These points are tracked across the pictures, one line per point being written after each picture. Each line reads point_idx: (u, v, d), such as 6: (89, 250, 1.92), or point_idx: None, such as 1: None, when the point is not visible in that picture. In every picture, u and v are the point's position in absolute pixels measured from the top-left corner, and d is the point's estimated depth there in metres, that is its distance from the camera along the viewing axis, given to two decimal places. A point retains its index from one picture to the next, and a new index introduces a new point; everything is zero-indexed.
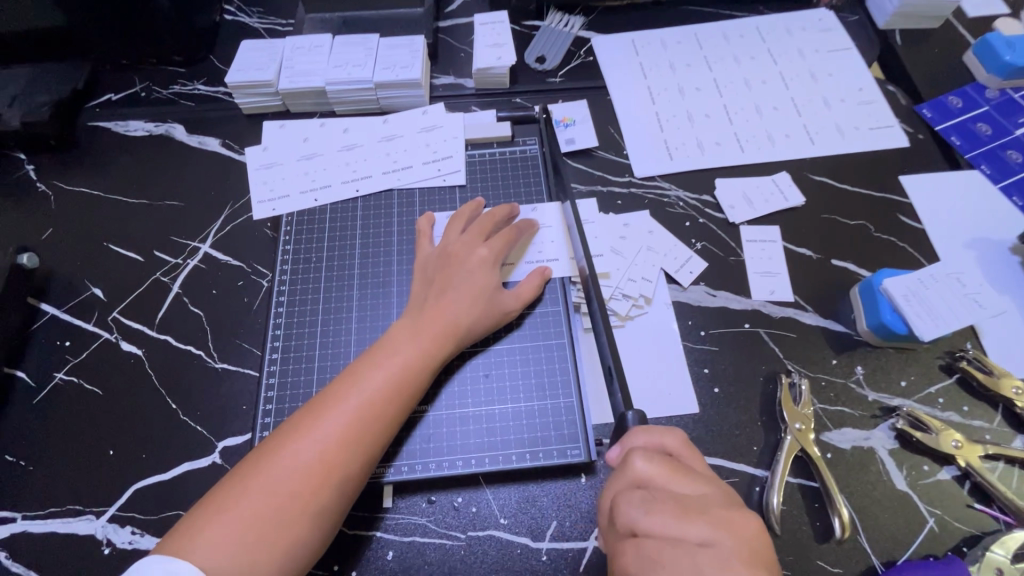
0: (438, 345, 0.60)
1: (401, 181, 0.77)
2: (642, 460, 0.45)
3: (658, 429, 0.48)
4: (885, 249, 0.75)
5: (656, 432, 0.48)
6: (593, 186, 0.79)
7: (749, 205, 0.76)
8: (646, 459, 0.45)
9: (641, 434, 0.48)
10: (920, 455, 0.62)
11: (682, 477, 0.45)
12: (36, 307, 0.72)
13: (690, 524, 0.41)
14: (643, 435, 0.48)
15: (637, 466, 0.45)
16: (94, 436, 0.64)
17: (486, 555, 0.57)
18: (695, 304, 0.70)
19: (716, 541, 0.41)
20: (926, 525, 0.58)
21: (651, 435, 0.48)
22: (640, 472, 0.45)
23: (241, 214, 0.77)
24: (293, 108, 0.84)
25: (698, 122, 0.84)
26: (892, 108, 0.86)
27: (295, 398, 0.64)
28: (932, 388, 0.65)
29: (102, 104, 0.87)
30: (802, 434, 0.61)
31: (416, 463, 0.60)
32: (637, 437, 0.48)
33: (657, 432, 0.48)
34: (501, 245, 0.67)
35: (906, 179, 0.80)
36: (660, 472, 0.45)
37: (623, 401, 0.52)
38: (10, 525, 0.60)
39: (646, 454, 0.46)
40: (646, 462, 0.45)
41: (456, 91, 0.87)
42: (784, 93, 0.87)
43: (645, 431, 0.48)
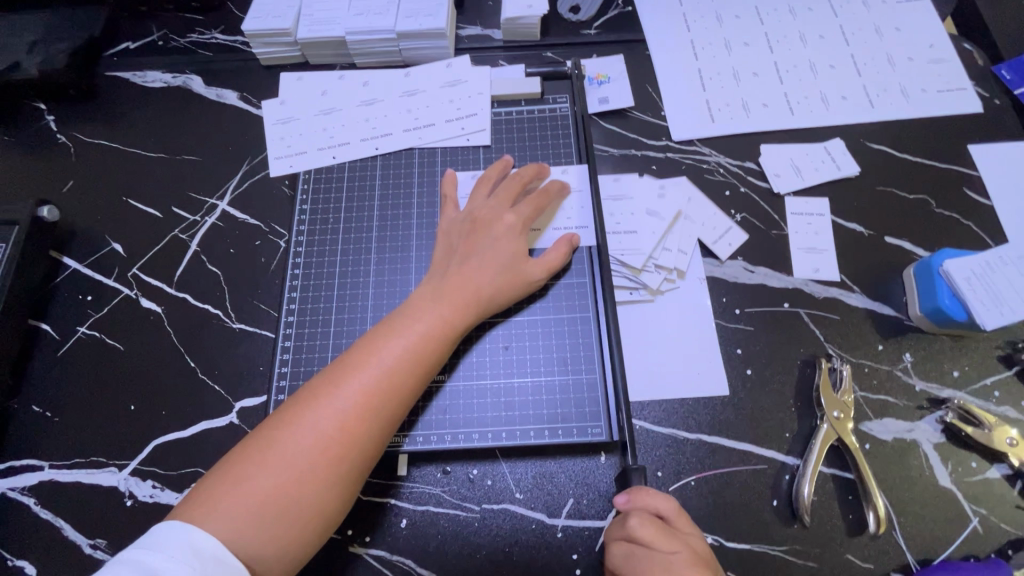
0: (460, 315, 0.57)
1: (422, 139, 0.73)
2: (636, 520, 0.48)
3: (659, 495, 0.50)
4: (946, 226, 0.68)
5: (655, 495, 0.50)
6: (627, 150, 0.73)
7: (797, 174, 0.70)
8: (639, 521, 0.48)
9: (643, 495, 0.50)
10: (968, 450, 0.57)
11: (668, 540, 0.47)
12: (59, 261, 0.72)
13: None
14: (643, 496, 0.50)
15: (630, 523, 0.48)
16: (116, 391, 0.65)
17: (500, 529, 0.57)
18: (731, 280, 0.65)
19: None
20: (969, 524, 0.55)
21: (650, 497, 0.50)
22: (631, 531, 0.48)
23: (259, 170, 0.75)
24: (313, 59, 0.80)
25: (745, 80, 0.77)
26: (966, 69, 0.77)
27: (311, 361, 0.63)
28: (988, 380, 0.60)
29: (119, 52, 0.84)
30: (839, 423, 0.57)
31: (433, 434, 0.59)
32: (636, 497, 0.50)
33: (655, 494, 0.50)
34: (529, 211, 0.63)
35: (976, 149, 0.72)
36: (648, 534, 0.47)
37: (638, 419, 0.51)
38: (38, 473, 0.61)
39: (641, 516, 0.48)
40: (639, 524, 0.48)
41: (483, 43, 0.81)
42: (844, 49, 0.79)
43: (648, 492, 0.50)
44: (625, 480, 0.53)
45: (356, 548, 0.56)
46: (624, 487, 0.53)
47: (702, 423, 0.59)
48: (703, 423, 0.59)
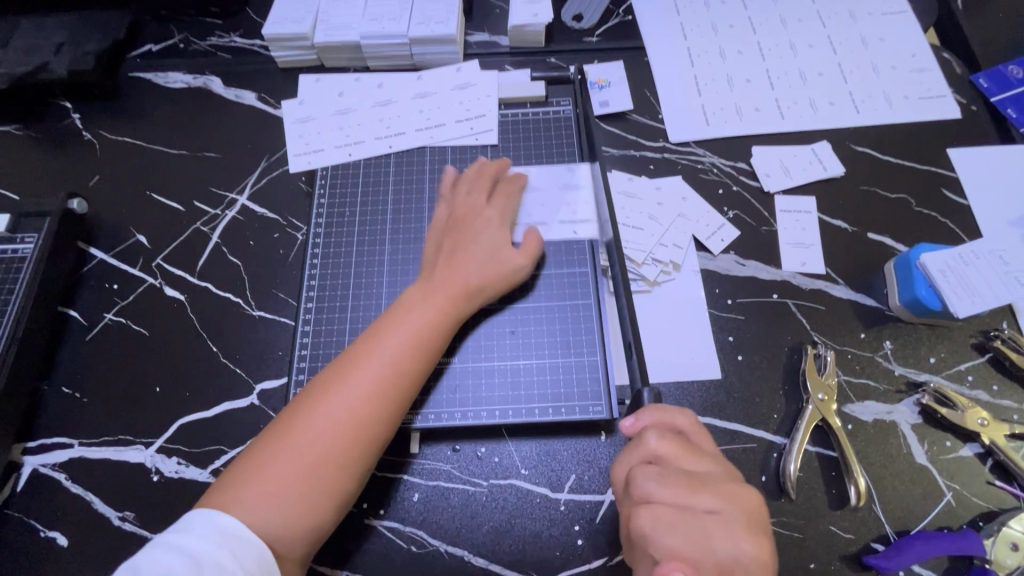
0: (452, 304, 0.61)
1: (434, 138, 0.77)
2: (656, 439, 0.47)
3: (669, 409, 0.49)
4: (925, 224, 0.72)
5: (668, 412, 0.49)
6: (626, 151, 0.78)
7: (786, 174, 0.75)
8: (659, 438, 0.47)
9: (655, 412, 0.49)
10: (943, 431, 0.62)
11: (691, 453, 0.47)
12: (86, 251, 0.75)
13: (698, 495, 0.44)
14: (655, 413, 0.49)
15: (651, 443, 0.47)
16: (142, 374, 0.69)
17: (507, 502, 0.60)
18: (724, 272, 0.70)
19: (721, 509, 0.44)
20: (943, 499, 0.59)
21: (663, 413, 0.49)
22: (653, 448, 0.47)
23: (277, 167, 0.79)
24: (329, 63, 0.84)
25: (738, 86, 0.82)
26: (945, 77, 0.82)
27: (328, 346, 0.67)
28: (962, 365, 0.65)
29: (142, 54, 0.88)
30: (824, 404, 0.61)
31: (444, 412, 0.63)
32: (651, 415, 0.49)
33: (670, 410, 0.49)
34: (502, 204, 0.68)
35: (954, 152, 0.77)
36: (671, 448, 0.47)
37: (641, 375, 0.53)
38: (68, 450, 0.65)
39: (657, 432, 0.47)
40: (658, 440, 0.47)
41: (490, 49, 0.86)
42: (831, 58, 0.83)
43: (659, 409, 0.49)
44: (637, 402, 0.53)
45: (371, 520, 0.60)
46: (635, 410, 0.52)
47: (695, 405, 0.63)
48: (696, 404, 0.63)
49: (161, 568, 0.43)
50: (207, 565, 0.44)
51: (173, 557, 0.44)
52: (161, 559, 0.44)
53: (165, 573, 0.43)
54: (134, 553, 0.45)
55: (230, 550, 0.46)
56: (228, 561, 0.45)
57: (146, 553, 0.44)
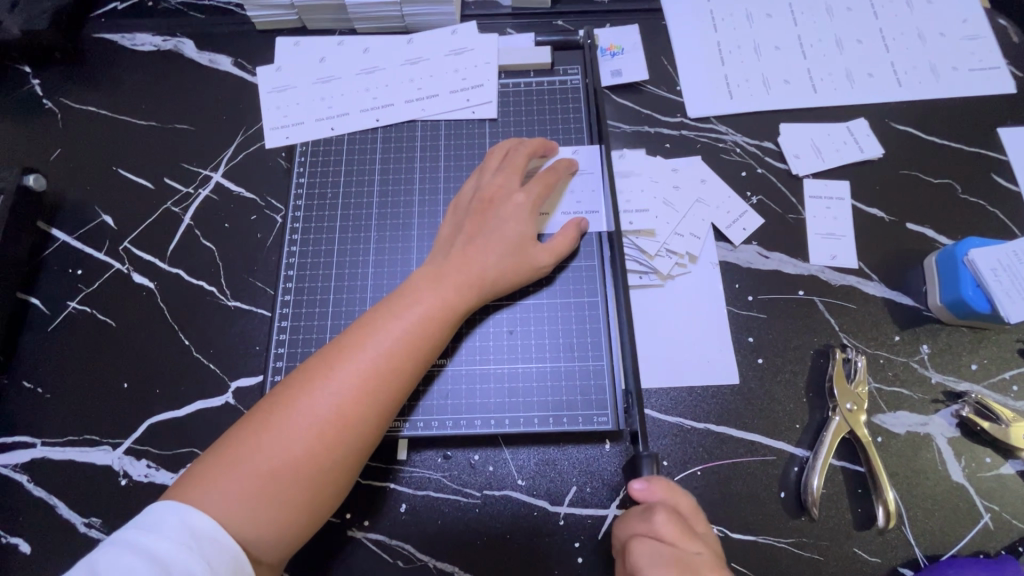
0: (462, 297, 0.55)
1: (426, 111, 0.69)
2: (661, 515, 0.45)
3: (679, 490, 0.47)
4: (971, 214, 0.65)
5: (677, 491, 0.47)
6: (640, 127, 0.70)
7: (817, 156, 0.67)
8: (664, 517, 0.45)
9: (666, 488, 0.47)
10: (983, 446, 0.56)
11: (693, 538, 0.44)
12: (47, 232, 0.69)
13: None
14: (666, 488, 0.47)
15: (654, 520, 0.45)
16: (109, 368, 0.63)
17: (501, 516, 0.56)
18: (745, 265, 0.63)
19: None
20: (980, 520, 0.54)
21: (673, 492, 0.47)
22: (655, 525, 0.45)
23: (254, 141, 0.71)
24: (311, 24, 0.76)
25: (766, 55, 0.73)
26: (1000, 46, 0.73)
27: (308, 342, 0.61)
28: (1006, 374, 0.58)
29: (107, 13, 0.80)
30: (852, 415, 0.55)
31: (433, 419, 0.57)
32: (659, 489, 0.46)
33: (681, 491, 0.47)
34: (539, 190, 0.60)
35: (1006, 133, 0.69)
36: (673, 529, 0.44)
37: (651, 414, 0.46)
38: (30, 450, 0.60)
39: (664, 509, 0.45)
40: (663, 517, 0.45)
41: (490, 10, 0.77)
42: (872, 23, 0.74)
43: (671, 486, 0.47)
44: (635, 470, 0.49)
45: (354, 531, 0.55)
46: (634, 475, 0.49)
47: (710, 413, 0.58)
48: (710, 412, 0.58)
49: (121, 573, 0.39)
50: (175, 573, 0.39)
51: (135, 561, 0.39)
52: (121, 563, 0.39)
53: None
54: (95, 550, 0.41)
55: (201, 555, 0.41)
56: (198, 567, 0.40)
57: (105, 553, 0.40)
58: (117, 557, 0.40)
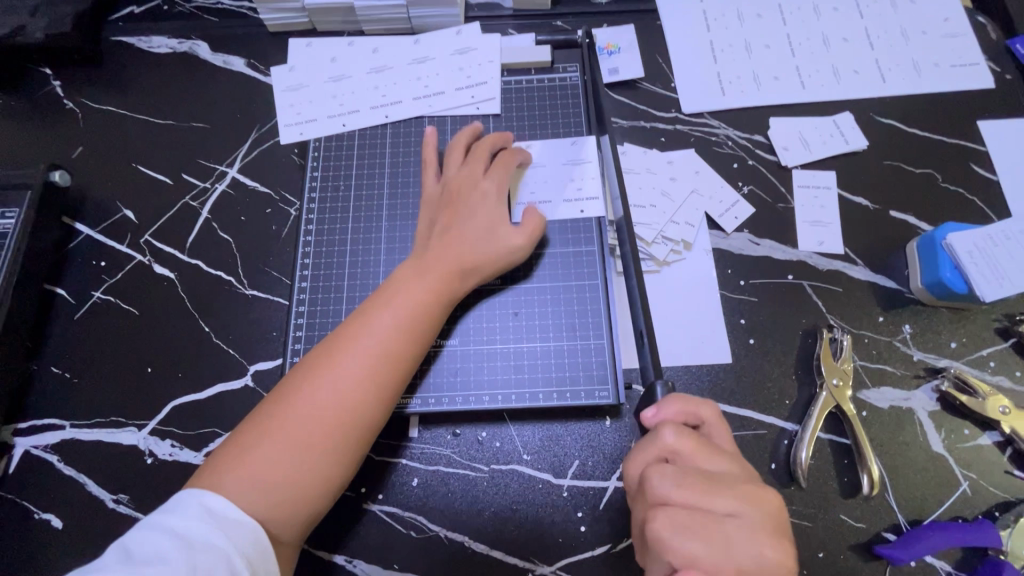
0: (446, 283, 0.58)
1: (433, 108, 0.73)
2: (674, 433, 0.44)
3: (691, 400, 0.46)
4: (951, 201, 0.69)
5: (690, 403, 0.46)
6: (636, 121, 0.73)
7: (805, 148, 0.71)
8: (677, 435, 0.44)
9: (676, 405, 0.46)
10: (962, 418, 0.59)
11: (710, 452, 0.44)
12: (71, 226, 0.72)
13: (716, 497, 0.42)
14: (676, 403, 0.46)
15: (667, 439, 0.44)
16: (133, 355, 0.66)
17: (508, 488, 0.59)
18: (737, 252, 0.66)
19: (739, 511, 0.42)
20: (959, 488, 0.57)
21: (685, 405, 0.46)
22: (669, 445, 0.44)
23: (268, 138, 0.75)
24: (321, 26, 0.79)
25: (756, 53, 0.77)
26: (979, 43, 0.77)
27: (324, 327, 0.64)
28: (984, 351, 0.62)
29: (124, 17, 0.83)
30: (838, 390, 0.59)
31: (444, 396, 0.60)
32: (670, 408, 0.46)
33: (693, 402, 0.46)
34: (498, 175, 0.64)
35: (984, 125, 0.72)
36: (689, 446, 0.44)
37: (653, 367, 0.49)
38: (59, 432, 0.63)
39: (675, 428, 0.44)
40: (676, 436, 0.44)
41: (492, 11, 0.80)
42: (857, 21, 0.78)
43: (680, 401, 0.46)
44: (650, 395, 0.49)
45: (369, 504, 0.58)
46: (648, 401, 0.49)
47: (704, 390, 0.61)
48: (705, 389, 0.61)
49: (148, 546, 0.42)
50: (196, 544, 0.42)
51: (159, 535, 0.43)
52: (148, 538, 0.42)
53: (153, 551, 0.42)
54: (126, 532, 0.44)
55: (218, 528, 0.44)
56: (217, 538, 0.43)
57: (134, 531, 0.43)
58: (145, 533, 0.43)
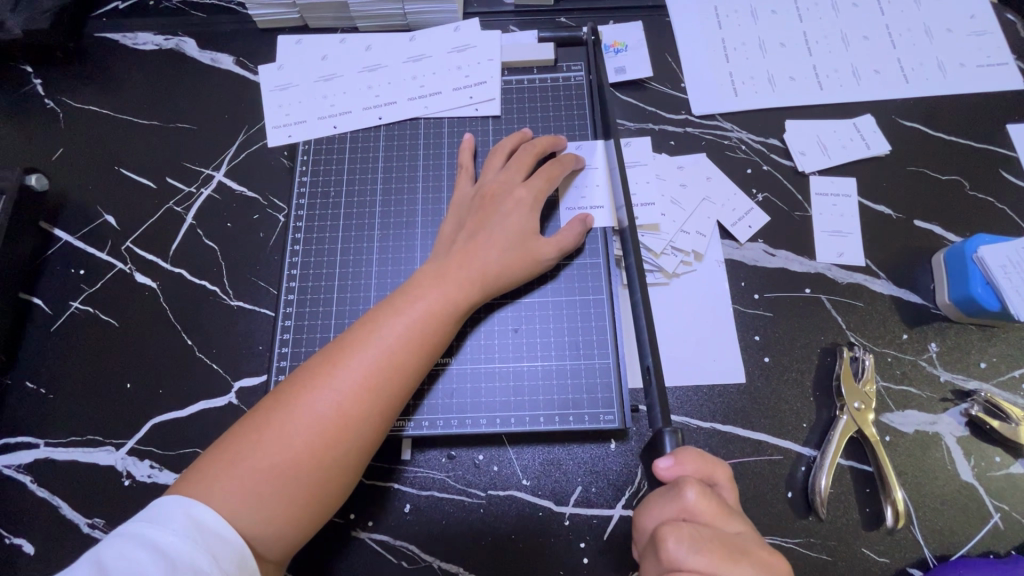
0: (463, 291, 0.54)
1: (429, 109, 0.69)
2: (695, 492, 0.40)
3: (707, 459, 0.43)
4: (980, 210, 0.65)
5: (707, 460, 0.43)
6: (644, 124, 0.69)
7: (823, 152, 0.67)
8: (699, 494, 0.40)
9: (694, 459, 0.42)
10: (992, 445, 0.55)
11: (729, 514, 0.41)
12: (49, 232, 0.69)
13: (736, 567, 0.38)
14: (695, 459, 0.42)
15: (688, 498, 0.40)
16: (112, 369, 0.63)
17: (506, 516, 0.55)
18: (751, 263, 0.62)
19: None
20: (989, 520, 0.53)
21: (702, 462, 0.42)
22: (689, 506, 0.40)
23: (256, 140, 0.71)
24: (313, 23, 0.76)
25: (771, 51, 0.73)
26: (1008, 41, 0.72)
27: (312, 341, 0.61)
28: (1016, 372, 0.58)
29: (109, 13, 0.79)
30: (860, 414, 0.55)
31: (439, 418, 0.57)
32: (689, 462, 0.42)
33: (711, 460, 0.43)
34: (542, 184, 0.60)
35: (1014, 129, 0.68)
36: (709, 507, 0.40)
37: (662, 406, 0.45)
38: (33, 451, 0.60)
39: (697, 486, 0.41)
40: (697, 496, 0.40)
41: (493, 7, 0.76)
42: (878, 18, 0.74)
43: (698, 456, 0.42)
44: (656, 444, 0.45)
45: (358, 532, 0.55)
46: (654, 452, 0.45)
47: (716, 412, 0.57)
48: (716, 411, 0.57)
49: (126, 566, 0.38)
50: (179, 566, 0.39)
51: (140, 554, 0.39)
52: (126, 556, 0.39)
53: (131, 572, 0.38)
54: (102, 541, 0.40)
55: (203, 548, 0.40)
56: (202, 561, 0.40)
57: (111, 545, 0.40)
58: (124, 550, 0.39)
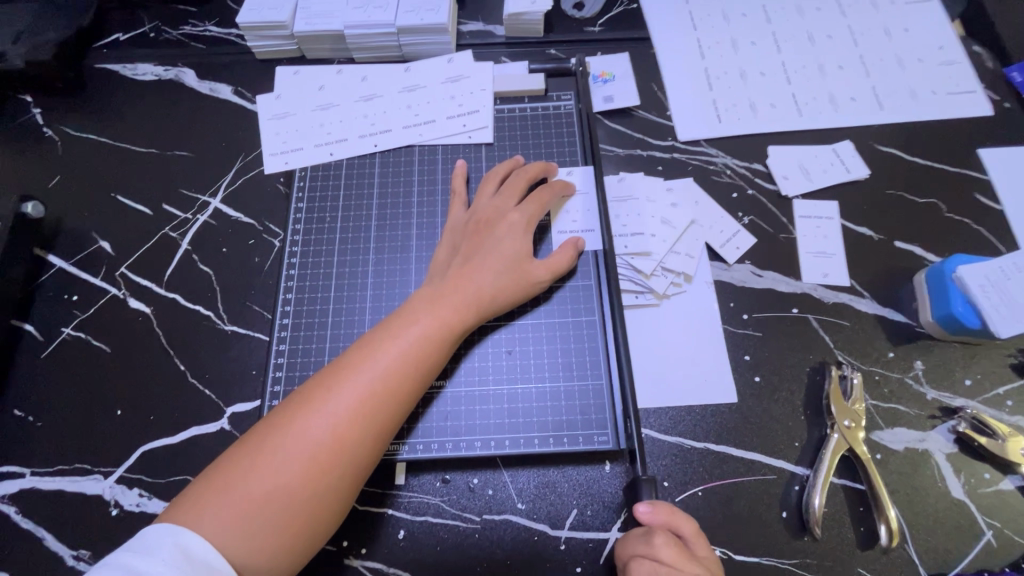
0: (457, 314, 0.55)
1: (423, 137, 0.71)
2: (662, 539, 0.47)
3: (678, 511, 0.49)
4: (958, 232, 0.67)
5: (677, 513, 0.49)
6: (632, 150, 0.71)
7: (805, 177, 0.69)
8: (664, 541, 0.47)
9: (666, 511, 0.48)
10: (981, 461, 0.56)
11: (692, 563, 0.46)
12: (43, 259, 0.69)
13: None
14: (667, 511, 0.48)
15: (655, 543, 0.47)
16: (102, 396, 0.62)
17: (501, 540, 0.55)
18: (738, 284, 0.64)
19: None
20: (982, 538, 0.54)
21: (673, 514, 0.48)
22: (655, 550, 0.46)
23: (253, 167, 0.72)
24: (310, 54, 0.78)
25: (752, 80, 0.76)
26: (976, 71, 0.76)
27: (306, 365, 0.61)
28: (1000, 389, 0.59)
29: (110, 44, 0.81)
30: (851, 432, 0.56)
31: (433, 441, 0.57)
32: (661, 511, 0.48)
33: (681, 514, 0.49)
34: (534, 209, 0.61)
35: (987, 154, 0.71)
36: (673, 554, 0.46)
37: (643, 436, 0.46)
38: (18, 481, 0.59)
39: (664, 535, 0.47)
40: (663, 542, 0.47)
41: (485, 39, 0.79)
42: (853, 49, 0.77)
43: (670, 509, 0.48)
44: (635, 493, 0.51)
45: (351, 559, 0.54)
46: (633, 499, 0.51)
47: (708, 432, 0.58)
48: (709, 431, 0.58)
49: None
50: None
51: None
52: None
53: None
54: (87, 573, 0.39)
55: None
56: None
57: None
58: None
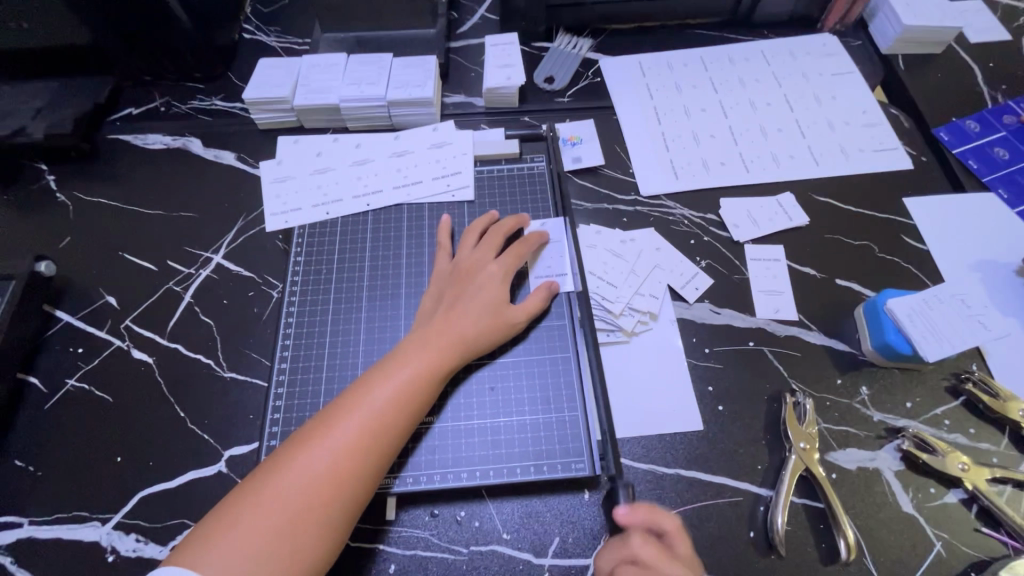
0: (443, 355, 0.60)
1: (411, 196, 0.78)
2: (640, 539, 0.52)
3: (657, 510, 0.54)
4: (890, 270, 0.75)
5: (656, 512, 0.54)
6: (600, 204, 0.80)
7: (753, 224, 0.77)
8: (641, 541, 0.52)
9: (644, 512, 0.53)
10: (927, 477, 0.61)
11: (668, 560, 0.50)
12: (51, 314, 0.73)
13: None
14: (645, 510, 0.53)
15: (634, 543, 0.52)
16: (103, 443, 0.65)
17: (488, 570, 0.57)
18: (699, 321, 0.70)
19: None
20: (933, 549, 0.58)
21: (651, 513, 0.54)
22: (634, 550, 0.51)
23: (254, 225, 0.79)
24: (308, 124, 0.86)
25: (703, 142, 0.86)
26: (895, 131, 0.87)
27: (303, 407, 0.65)
28: (938, 410, 0.65)
29: (123, 118, 0.89)
30: (807, 453, 0.61)
31: (422, 475, 0.60)
32: (640, 512, 0.53)
33: (659, 512, 0.54)
34: (512, 259, 0.68)
35: (911, 201, 0.80)
36: (651, 552, 0.51)
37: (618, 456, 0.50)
38: (16, 530, 0.60)
39: (641, 535, 0.52)
40: (641, 542, 0.52)
41: (467, 110, 0.89)
42: (788, 114, 0.88)
43: (648, 510, 0.54)
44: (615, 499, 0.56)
45: None
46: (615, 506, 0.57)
47: (679, 458, 0.62)
48: (679, 458, 0.62)
49: None
50: None
51: None
52: None
53: None
54: None
55: None
56: None
57: None
58: None
